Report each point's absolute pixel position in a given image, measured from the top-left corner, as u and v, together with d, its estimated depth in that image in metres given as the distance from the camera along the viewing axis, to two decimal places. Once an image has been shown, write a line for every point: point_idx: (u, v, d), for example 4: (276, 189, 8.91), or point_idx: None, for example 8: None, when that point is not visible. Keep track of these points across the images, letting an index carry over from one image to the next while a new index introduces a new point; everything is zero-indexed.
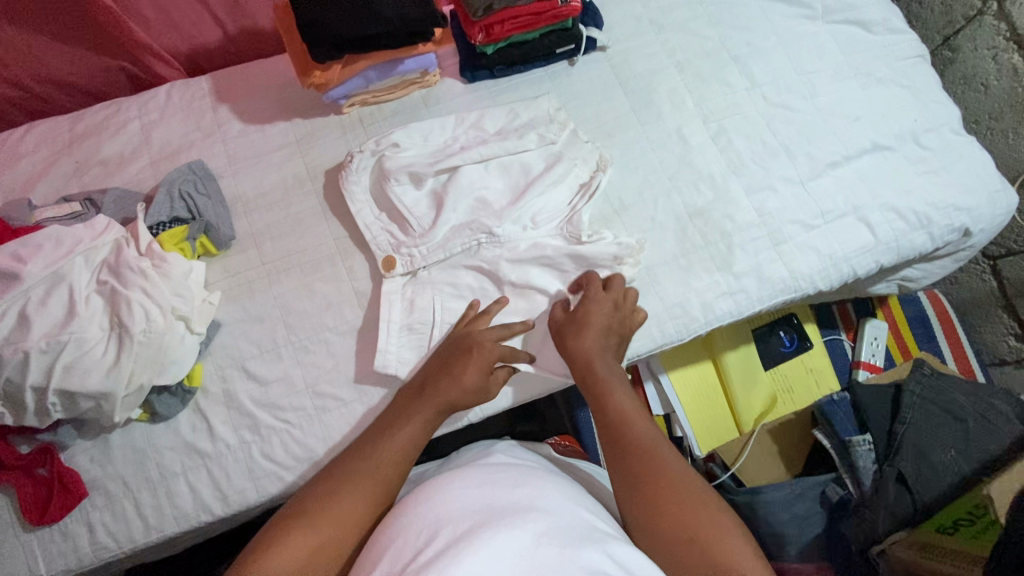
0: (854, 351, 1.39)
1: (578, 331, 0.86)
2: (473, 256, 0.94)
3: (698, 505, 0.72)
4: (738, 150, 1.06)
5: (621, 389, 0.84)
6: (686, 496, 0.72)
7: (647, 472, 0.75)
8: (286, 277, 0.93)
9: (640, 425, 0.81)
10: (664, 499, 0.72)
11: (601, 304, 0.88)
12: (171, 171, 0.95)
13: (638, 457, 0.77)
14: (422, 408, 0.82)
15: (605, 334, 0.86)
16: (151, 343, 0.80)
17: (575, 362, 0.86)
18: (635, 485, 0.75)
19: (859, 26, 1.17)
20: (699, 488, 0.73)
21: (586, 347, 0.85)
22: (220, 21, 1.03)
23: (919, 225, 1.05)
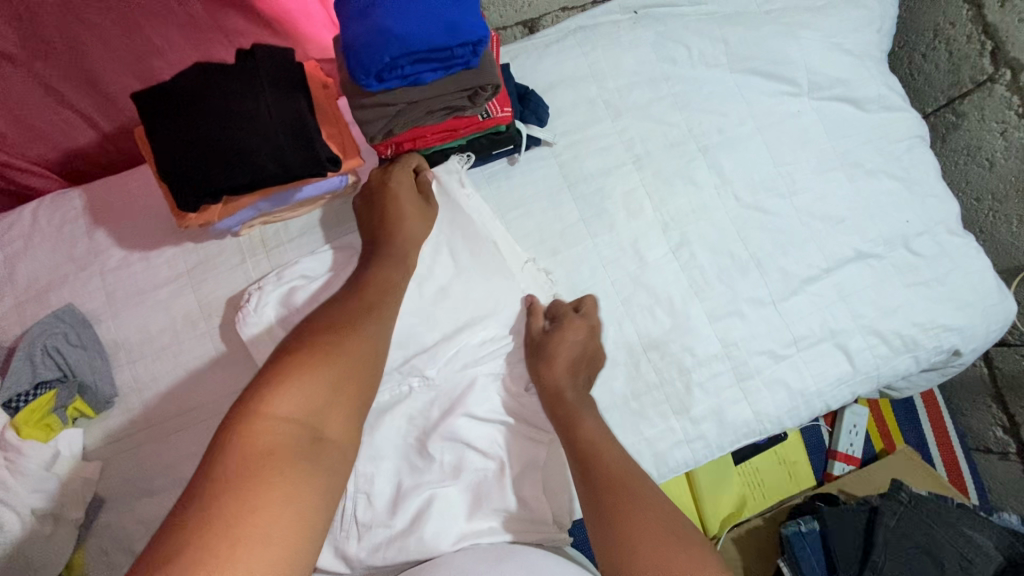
0: (832, 438, 1.31)
1: (547, 362, 0.81)
2: (399, 405, 0.84)
3: (674, 531, 0.64)
4: (701, 265, 0.93)
5: (589, 413, 0.78)
6: (664, 518, 0.66)
7: (620, 488, 0.69)
8: (177, 440, 0.81)
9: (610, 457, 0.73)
10: (639, 520, 0.65)
11: (574, 329, 0.84)
12: (38, 316, 0.81)
13: (610, 475, 0.70)
14: (394, 270, 0.77)
15: (577, 354, 0.82)
16: (7, 553, 0.69)
17: (557, 372, 0.80)
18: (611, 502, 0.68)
19: (851, 103, 1.01)
20: (676, 515, 0.67)
21: (563, 368, 0.80)
22: (93, 121, 0.87)
23: (903, 348, 0.94)
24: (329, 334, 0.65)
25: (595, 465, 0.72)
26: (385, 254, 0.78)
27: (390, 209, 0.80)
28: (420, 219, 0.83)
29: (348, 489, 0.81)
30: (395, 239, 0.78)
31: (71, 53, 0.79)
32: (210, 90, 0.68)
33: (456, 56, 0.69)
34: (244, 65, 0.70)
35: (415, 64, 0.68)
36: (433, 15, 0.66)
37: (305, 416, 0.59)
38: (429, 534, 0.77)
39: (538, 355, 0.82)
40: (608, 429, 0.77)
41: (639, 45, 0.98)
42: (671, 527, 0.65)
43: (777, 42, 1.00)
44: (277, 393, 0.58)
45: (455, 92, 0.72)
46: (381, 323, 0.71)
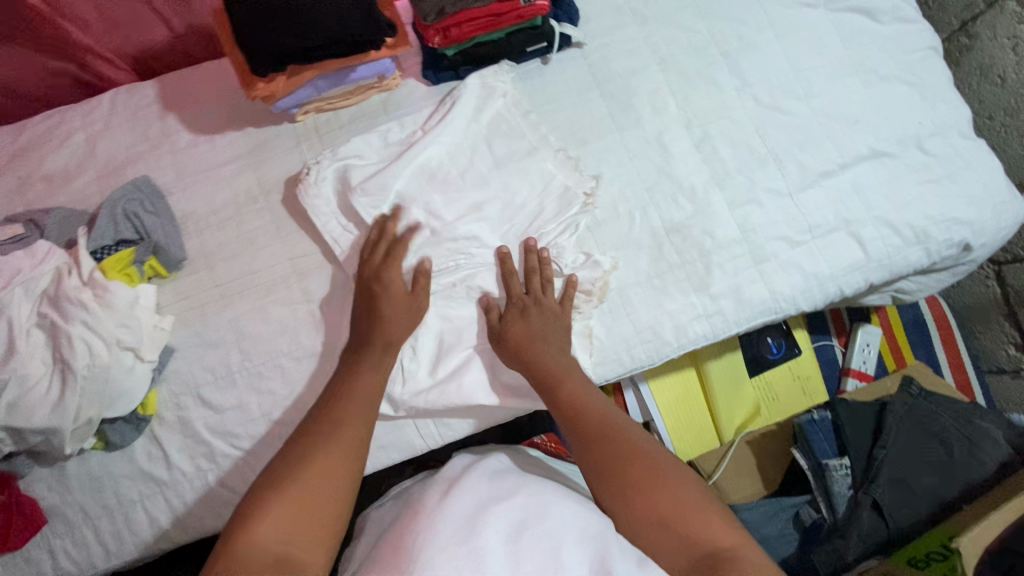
0: (845, 357, 1.35)
1: (512, 346, 0.86)
2: (449, 276, 0.90)
3: (664, 478, 0.77)
4: (722, 158, 0.99)
5: (573, 380, 0.85)
6: (655, 468, 0.78)
7: (614, 450, 0.80)
8: (239, 300, 0.89)
9: (599, 414, 0.83)
10: (632, 473, 0.77)
11: (529, 308, 0.87)
12: (117, 187, 0.90)
13: (602, 438, 0.81)
14: (351, 401, 0.81)
15: (544, 336, 0.87)
16: (97, 377, 0.78)
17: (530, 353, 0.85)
18: (605, 462, 0.79)
19: (865, 14, 1.07)
20: (664, 462, 0.78)
21: (529, 346, 0.86)
22: (166, 19, 0.96)
23: (915, 240, 0.99)
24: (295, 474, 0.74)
25: (588, 430, 0.82)
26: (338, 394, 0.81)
27: (377, 316, 0.83)
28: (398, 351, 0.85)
29: None
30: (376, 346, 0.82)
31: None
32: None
33: None
34: None
35: None
36: None
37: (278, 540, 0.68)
38: (469, 382, 0.88)
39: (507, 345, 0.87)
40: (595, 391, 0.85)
41: None
42: (660, 476, 0.77)
43: None
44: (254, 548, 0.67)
45: None
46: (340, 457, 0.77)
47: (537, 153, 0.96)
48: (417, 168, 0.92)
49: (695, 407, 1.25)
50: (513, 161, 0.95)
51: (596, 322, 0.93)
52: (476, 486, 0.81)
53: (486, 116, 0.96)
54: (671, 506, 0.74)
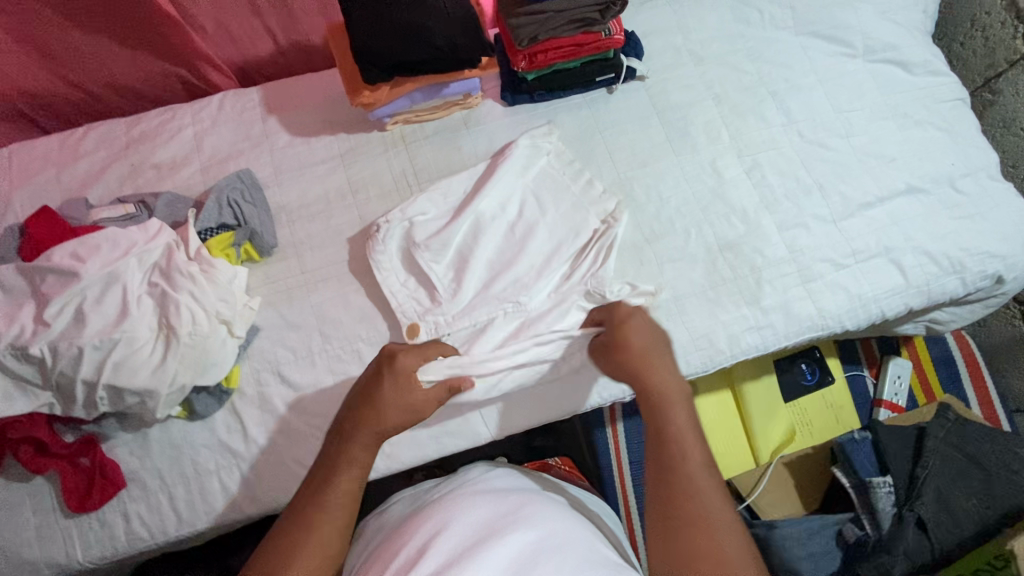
0: (876, 388, 1.38)
1: (615, 354, 0.78)
2: (500, 325, 0.93)
3: (724, 567, 0.62)
4: (771, 185, 1.07)
5: (681, 419, 0.73)
6: (720, 557, 0.63)
7: (682, 512, 0.66)
8: (323, 287, 0.96)
9: (693, 475, 0.68)
10: (692, 546, 0.64)
11: (634, 323, 0.80)
12: (220, 178, 0.98)
13: (676, 497, 0.67)
14: (337, 482, 0.71)
15: (649, 354, 0.77)
16: (196, 344, 0.83)
17: (631, 371, 0.76)
18: (666, 520, 0.67)
19: (899, 66, 1.17)
20: (734, 552, 0.64)
21: (636, 364, 0.76)
22: (274, 35, 1.07)
23: (951, 270, 1.05)
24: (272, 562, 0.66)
25: (670, 480, 0.68)
26: (336, 465, 0.72)
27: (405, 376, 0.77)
28: (404, 404, 0.75)
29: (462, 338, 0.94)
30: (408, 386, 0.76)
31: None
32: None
33: None
34: None
35: None
36: None
37: None
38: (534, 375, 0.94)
39: (609, 351, 0.79)
40: (697, 443, 0.71)
41: (719, 7, 1.16)
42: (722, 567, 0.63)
43: (838, 11, 1.17)
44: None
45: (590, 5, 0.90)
46: (332, 540, 0.68)
47: (585, 188, 1.01)
48: (471, 223, 0.98)
49: (729, 427, 1.29)
50: (560, 213, 1.00)
51: None
52: (481, 503, 0.75)
53: (540, 165, 1.03)
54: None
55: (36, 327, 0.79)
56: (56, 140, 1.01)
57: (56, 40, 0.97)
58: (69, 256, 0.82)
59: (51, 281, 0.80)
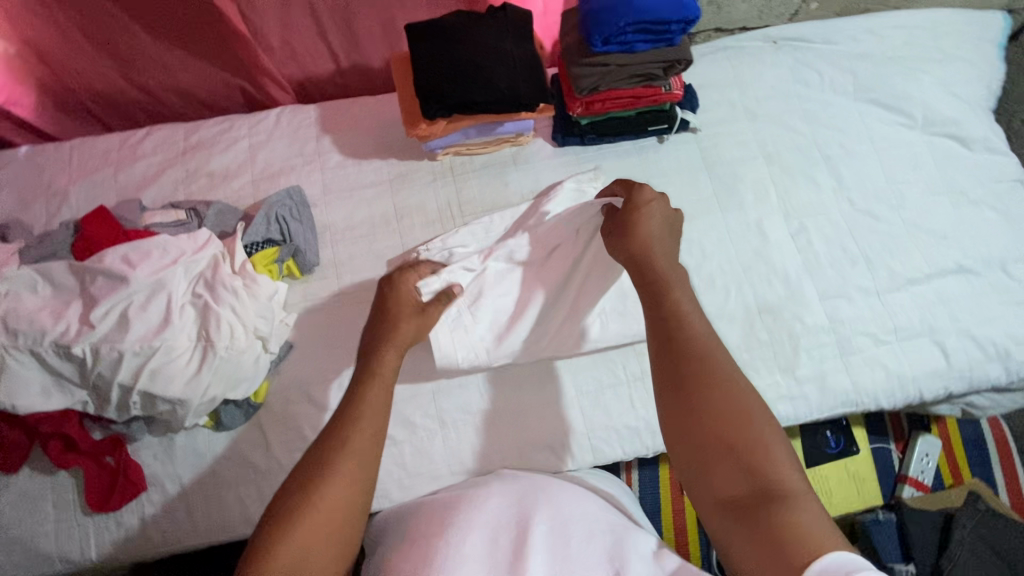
0: (902, 464, 1.33)
1: (625, 232, 0.77)
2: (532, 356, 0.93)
3: (740, 415, 0.59)
4: (816, 251, 1.05)
5: (681, 286, 0.71)
6: (733, 404, 0.60)
7: (686, 364, 0.63)
8: (359, 310, 0.96)
9: (695, 327, 0.66)
10: (700, 396, 0.61)
11: (648, 201, 0.79)
12: (271, 192, 1.00)
13: (679, 351, 0.64)
14: (371, 390, 0.69)
15: (657, 233, 0.76)
16: (231, 359, 0.84)
17: (639, 244, 0.75)
18: (668, 376, 0.64)
19: (959, 141, 1.14)
20: (750, 400, 0.60)
21: (645, 240, 0.75)
22: (336, 56, 1.09)
23: (995, 357, 1.02)
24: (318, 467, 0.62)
25: (672, 338, 0.65)
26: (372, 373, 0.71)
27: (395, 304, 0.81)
28: (415, 322, 0.81)
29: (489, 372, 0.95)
30: (403, 304, 0.81)
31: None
32: (474, 29, 0.88)
33: (669, 31, 0.86)
34: (496, 15, 0.90)
35: (635, 34, 0.86)
36: None
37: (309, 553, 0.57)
38: (559, 419, 0.93)
39: (617, 231, 0.79)
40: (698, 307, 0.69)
41: (778, 65, 1.16)
42: (736, 414, 0.59)
43: (899, 81, 1.16)
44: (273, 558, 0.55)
45: (656, 62, 0.89)
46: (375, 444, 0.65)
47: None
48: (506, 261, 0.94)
49: None
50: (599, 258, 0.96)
51: None
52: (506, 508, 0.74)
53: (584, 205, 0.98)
54: (743, 450, 0.58)
55: (80, 327, 0.80)
56: (117, 139, 1.04)
57: (128, 44, 0.99)
58: (120, 260, 0.83)
59: (100, 283, 0.82)
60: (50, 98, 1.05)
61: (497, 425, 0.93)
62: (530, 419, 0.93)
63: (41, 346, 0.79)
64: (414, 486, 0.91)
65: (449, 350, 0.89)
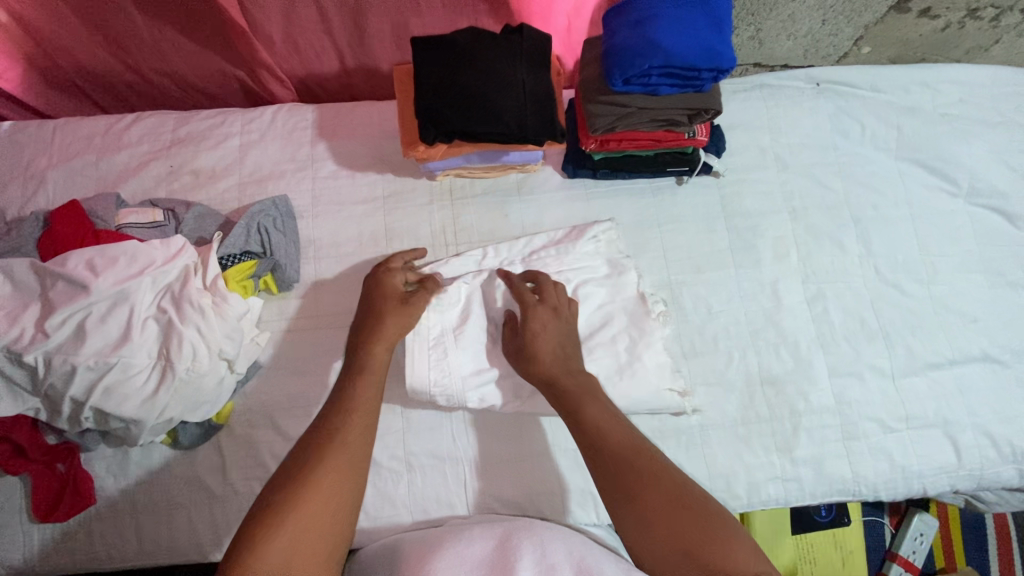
0: (894, 539, 1.27)
1: (529, 358, 0.78)
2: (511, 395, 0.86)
3: (688, 510, 0.64)
4: (831, 322, 0.97)
5: (595, 402, 0.74)
6: (676, 500, 0.65)
7: (627, 472, 0.67)
8: (336, 335, 0.91)
9: (620, 436, 0.70)
10: (649, 500, 0.65)
11: (544, 317, 0.80)
12: (256, 199, 0.94)
13: (617, 459, 0.68)
14: (361, 394, 0.71)
15: (560, 351, 0.79)
16: (191, 381, 0.79)
17: (545, 365, 0.77)
18: (616, 482, 0.67)
19: (1004, 215, 1.05)
20: (689, 490, 0.66)
21: (552, 366, 0.77)
22: (341, 56, 1.01)
23: (1011, 458, 0.95)
24: (308, 461, 0.64)
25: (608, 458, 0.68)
26: (366, 367, 0.74)
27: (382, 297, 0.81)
28: (399, 317, 0.79)
29: (465, 416, 0.90)
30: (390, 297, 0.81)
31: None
32: (485, 52, 0.82)
33: (699, 78, 0.78)
34: (511, 38, 0.84)
35: (661, 77, 0.78)
36: (698, 40, 0.75)
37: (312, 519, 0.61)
38: (533, 475, 0.88)
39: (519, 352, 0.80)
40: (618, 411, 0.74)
41: (817, 111, 1.06)
42: (683, 510, 0.64)
43: (947, 143, 1.06)
44: (265, 547, 0.58)
45: (681, 108, 0.82)
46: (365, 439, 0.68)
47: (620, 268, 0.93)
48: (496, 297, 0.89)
49: None
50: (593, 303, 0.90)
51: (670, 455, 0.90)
52: (487, 533, 0.76)
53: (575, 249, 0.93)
54: (699, 545, 0.61)
55: (35, 334, 0.76)
56: (103, 124, 0.98)
57: (119, 24, 0.93)
58: (83, 265, 0.78)
59: (60, 288, 0.77)
60: (36, 71, 1.00)
61: (466, 475, 0.88)
62: (501, 472, 0.88)
63: None
64: (373, 529, 0.86)
65: (423, 377, 0.83)
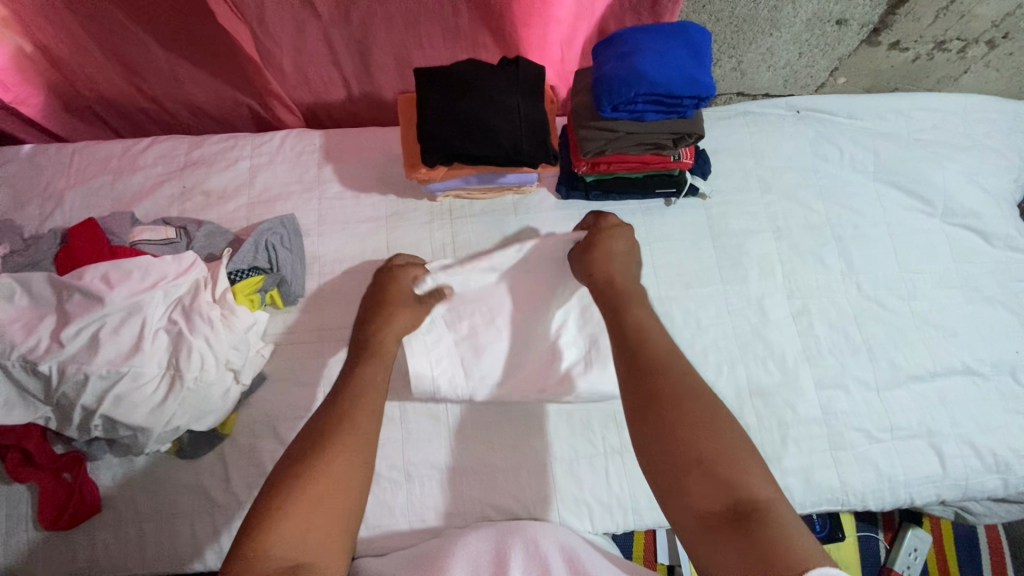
0: (888, 555, 1.27)
1: (591, 259, 0.86)
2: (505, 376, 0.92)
3: (708, 423, 0.63)
4: (817, 336, 1.01)
5: (642, 306, 0.79)
6: (700, 407, 0.65)
7: (654, 376, 0.68)
8: (338, 348, 0.94)
9: (658, 345, 0.72)
10: (671, 404, 0.65)
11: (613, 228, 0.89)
12: (265, 218, 0.99)
13: (651, 360, 0.70)
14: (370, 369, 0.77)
15: (621, 261, 0.85)
16: (199, 391, 0.82)
17: (603, 273, 0.84)
18: (645, 378, 0.68)
19: (978, 234, 1.10)
20: (713, 406, 0.65)
21: (608, 268, 0.84)
22: (348, 86, 1.07)
23: (994, 468, 0.97)
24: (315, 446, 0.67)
25: (640, 359, 0.70)
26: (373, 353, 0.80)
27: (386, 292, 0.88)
28: (408, 312, 0.87)
29: (462, 426, 0.92)
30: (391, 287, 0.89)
31: (360, 24, 0.95)
32: (483, 82, 0.88)
33: (682, 105, 0.83)
34: (508, 69, 0.90)
35: (646, 104, 0.84)
36: (680, 70, 0.81)
37: (310, 511, 0.62)
38: (532, 484, 0.90)
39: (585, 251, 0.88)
40: (658, 321, 0.77)
41: (798, 137, 1.12)
42: (703, 416, 0.64)
43: (922, 166, 1.12)
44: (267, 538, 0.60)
45: (665, 133, 0.87)
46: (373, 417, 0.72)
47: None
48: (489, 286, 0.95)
49: None
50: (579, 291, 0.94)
51: None
52: (483, 535, 0.79)
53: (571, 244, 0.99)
54: (715, 456, 0.61)
55: (50, 344, 0.79)
56: (120, 147, 1.03)
57: (140, 55, 0.99)
58: (99, 278, 0.82)
59: (76, 300, 0.81)
60: (58, 98, 1.05)
61: (464, 486, 0.90)
62: (497, 481, 0.90)
63: (8, 360, 0.78)
64: (371, 539, 0.88)
65: (423, 366, 0.90)
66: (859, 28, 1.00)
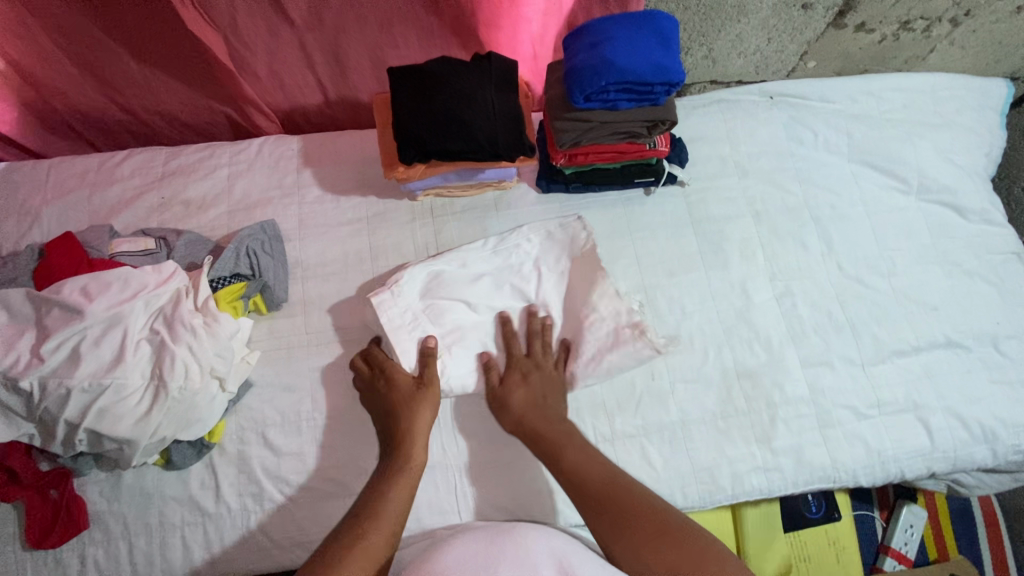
0: (885, 533, 1.28)
1: (504, 409, 0.88)
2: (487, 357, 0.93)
3: (670, 536, 0.70)
4: (801, 316, 1.02)
5: (572, 444, 0.83)
6: (657, 522, 0.72)
7: (612, 505, 0.75)
8: (325, 351, 0.94)
9: (602, 473, 0.79)
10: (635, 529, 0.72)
11: (529, 370, 0.90)
12: (245, 225, 0.98)
13: (601, 492, 0.76)
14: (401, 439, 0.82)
15: (539, 400, 0.87)
16: (184, 400, 0.81)
17: (527, 419, 0.86)
18: (604, 510, 0.75)
19: (954, 209, 1.11)
20: (666, 516, 0.73)
21: (526, 412, 0.86)
22: (324, 90, 1.08)
23: (982, 438, 0.98)
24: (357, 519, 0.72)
25: (593, 500, 0.76)
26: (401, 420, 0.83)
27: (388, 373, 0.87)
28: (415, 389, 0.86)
29: (453, 423, 0.92)
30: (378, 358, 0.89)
31: (332, 27, 0.95)
32: (456, 79, 0.88)
33: (653, 92, 0.84)
34: (481, 65, 0.90)
35: (618, 93, 0.85)
36: (649, 58, 0.82)
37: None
38: (525, 478, 0.90)
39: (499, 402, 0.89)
40: (591, 447, 0.83)
41: (772, 122, 1.14)
42: (665, 532, 0.71)
43: (895, 145, 1.13)
44: None
45: (639, 121, 0.88)
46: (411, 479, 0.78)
47: (575, 240, 0.98)
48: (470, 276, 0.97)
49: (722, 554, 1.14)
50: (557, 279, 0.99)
51: (653, 449, 0.93)
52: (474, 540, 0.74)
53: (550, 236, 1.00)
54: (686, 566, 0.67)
55: (30, 359, 0.78)
56: (96, 161, 1.03)
57: (112, 67, 0.98)
58: (78, 291, 0.81)
59: (55, 314, 0.80)
60: (32, 114, 1.05)
61: (456, 482, 0.90)
62: (491, 476, 0.90)
63: None
64: None
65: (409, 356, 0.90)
66: (824, 11, 1.01)
